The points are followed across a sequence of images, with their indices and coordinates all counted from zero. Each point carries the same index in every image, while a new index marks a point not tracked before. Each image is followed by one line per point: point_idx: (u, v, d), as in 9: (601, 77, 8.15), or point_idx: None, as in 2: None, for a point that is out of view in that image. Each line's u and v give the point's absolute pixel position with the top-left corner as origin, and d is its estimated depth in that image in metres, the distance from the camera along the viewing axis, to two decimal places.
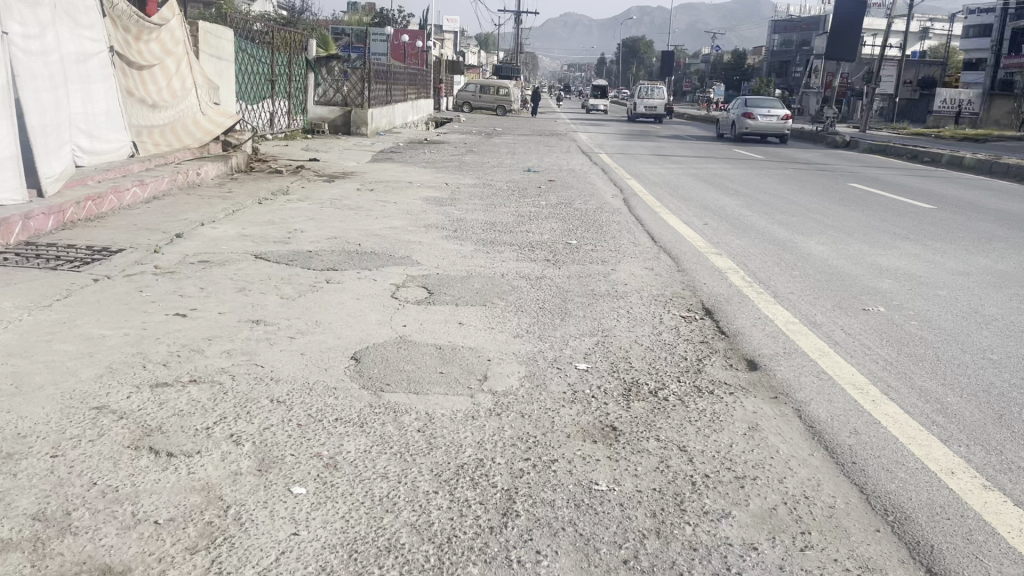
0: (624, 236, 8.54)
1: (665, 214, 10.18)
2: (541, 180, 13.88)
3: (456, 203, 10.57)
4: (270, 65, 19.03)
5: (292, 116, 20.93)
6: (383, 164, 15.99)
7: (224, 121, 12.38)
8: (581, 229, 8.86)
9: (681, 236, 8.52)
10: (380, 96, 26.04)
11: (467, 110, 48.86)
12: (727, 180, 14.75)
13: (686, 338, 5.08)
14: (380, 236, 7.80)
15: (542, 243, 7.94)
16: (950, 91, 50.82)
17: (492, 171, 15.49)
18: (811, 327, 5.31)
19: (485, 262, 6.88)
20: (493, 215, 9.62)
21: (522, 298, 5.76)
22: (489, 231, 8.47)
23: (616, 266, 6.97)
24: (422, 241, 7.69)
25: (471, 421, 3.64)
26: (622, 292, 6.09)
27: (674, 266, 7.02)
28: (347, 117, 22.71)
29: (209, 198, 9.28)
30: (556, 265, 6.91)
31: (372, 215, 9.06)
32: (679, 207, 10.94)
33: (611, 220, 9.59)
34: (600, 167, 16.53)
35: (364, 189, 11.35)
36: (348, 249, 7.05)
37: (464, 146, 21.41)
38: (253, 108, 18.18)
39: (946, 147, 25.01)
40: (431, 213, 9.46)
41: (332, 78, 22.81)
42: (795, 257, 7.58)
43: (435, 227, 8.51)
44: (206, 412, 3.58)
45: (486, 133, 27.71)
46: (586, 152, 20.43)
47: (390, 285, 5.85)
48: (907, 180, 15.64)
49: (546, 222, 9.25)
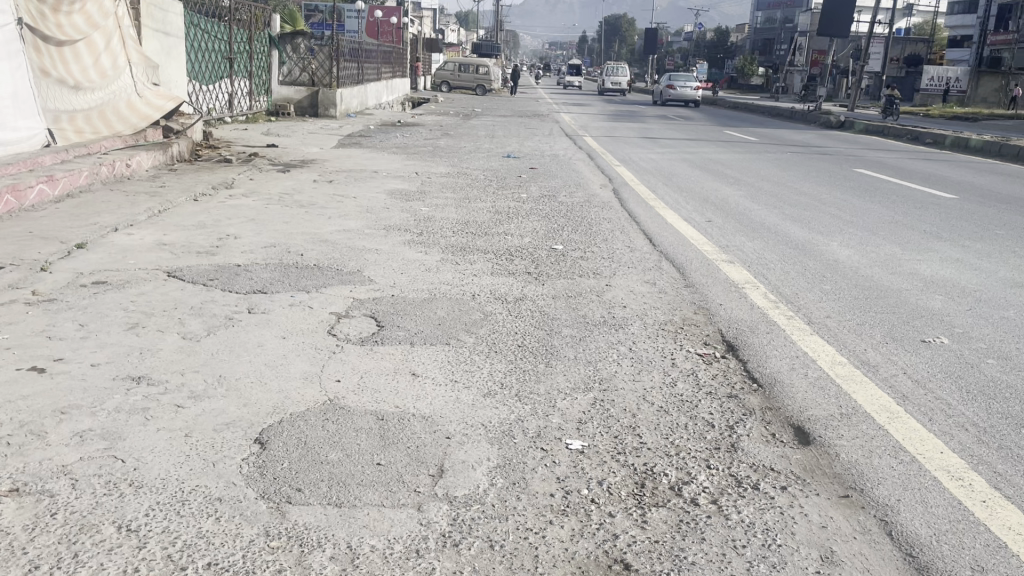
0: (617, 238, 7.35)
1: (660, 210, 9.00)
2: (522, 168, 12.64)
3: (425, 197, 9.33)
4: (228, 42, 17.67)
5: (253, 97, 19.57)
6: (349, 150, 14.70)
7: (164, 104, 11.06)
8: (567, 229, 7.68)
9: (681, 238, 7.34)
10: (351, 76, 24.64)
11: (446, 90, 47.41)
12: (724, 166, 13.55)
13: (708, 391, 3.90)
14: (329, 243, 6.56)
15: (522, 249, 6.75)
16: (939, 69, 49.69)
17: (468, 157, 14.22)
18: (866, 371, 4.15)
19: (451, 277, 5.68)
20: (466, 212, 8.40)
21: (494, 330, 4.57)
22: (460, 234, 7.25)
23: (610, 281, 5.80)
24: (379, 248, 6.47)
25: (413, 562, 2.44)
26: (618, 319, 4.92)
27: (680, 280, 5.85)
28: (314, 97, 21.31)
29: (136, 195, 8.02)
30: (537, 280, 5.73)
31: (325, 214, 7.82)
32: (675, 200, 9.75)
33: (599, 217, 8.41)
34: (585, 151, 15.29)
35: (323, 181, 10.08)
36: (286, 263, 5.83)
37: (440, 129, 20.08)
38: (209, 88, 16.84)
39: (945, 128, 23.81)
40: (395, 211, 8.23)
41: (298, 57, 21.54)
42: (820, 265, 6.42)
43: (397, 229, 7.29)
44: (7, 558, 2.36)
45: (464, 115, 26.36)
46: (569, 134, 19.16)
47: (328, 315, 4.64)
48: (916, 164, 14.52)
49: (527, 221, 8.05)
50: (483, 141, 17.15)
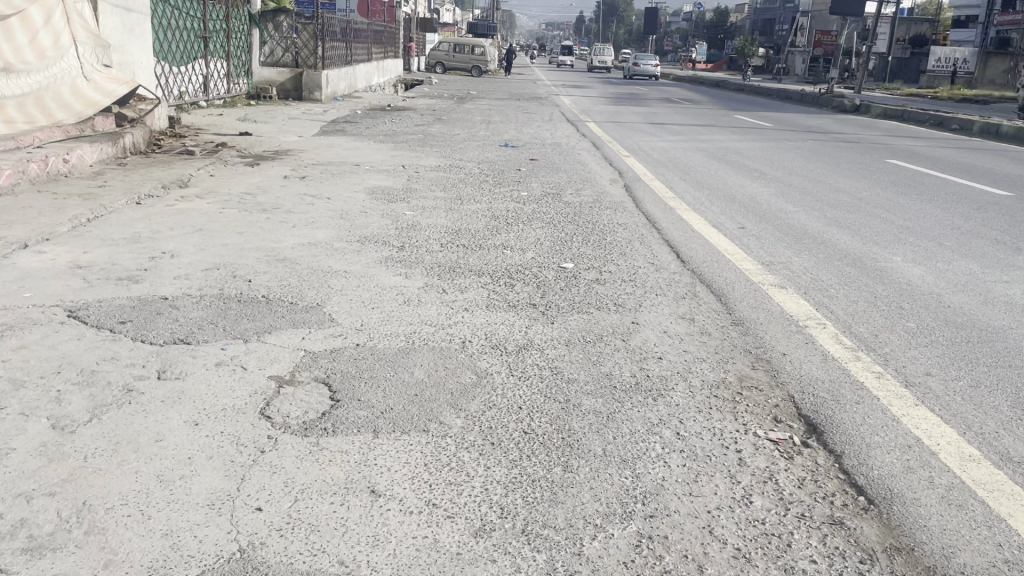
0: (637, 253, 6.16)
1: (683, 213, 7.78)
2: (521, 159, 11.41)
3: (411, 198, 8.10)
4: (201, 19, 16.41)
5: (230, 79, 18.29)
6: (331, 138, 13.43)
7: (116, 88, 9.81)
8: (576, 241, 6.49)
9: (714, 252, 6.13)
10: (339, 57, 23.33)
11: (440, 72, 46.05)
12: (745, 156, 12.34)
13: (798, 513, 2.69)
14: (287, 263, 5.35)
15: (523, 268, 5.57)
16: (946, 51, 48.42)
17: (461, 146, 12.97)
18: (1011, 474, 2.96)
19: (437, 313, 4.49)
20: (458, 217, 7.18)
21: (490, 403, 3.36)
22: (450, 247, 6.04)
23: (636, 316, 4.61)
24: (348, 270, 5.26)
25: None
26: (653, 379, 3.71)
27: (723, 315, 4.65)
28: (298, 79, 20.00)
29: (67, 198, 6.81)
30: (545, 317, 4.53)
31: (289, 222, 6.61)
32: (699, 199, 8.55)
33: (612, 224, 7.22)
34: (588, 140, 14.05)
35: (294, 178, 8.85)
36: (227, 295, 4.61)
37: (432, 113, 18.80)
38: (180, 70, 15.58)
39: (965, 112, 22.53)
40: (373, 216, 7.01)
41: (281, 36, 20.26)
42: (893, 290, 5.21)
43: (374, 241, 6.10)
44: None
45: (458, 98, 25.05)
46: (570, 120, 17.89)
47: (265, 383, 3.43)
48: (952, 154, 13.29)
49: (530, 229, 6.84)
50: (478, 128, 15.89)
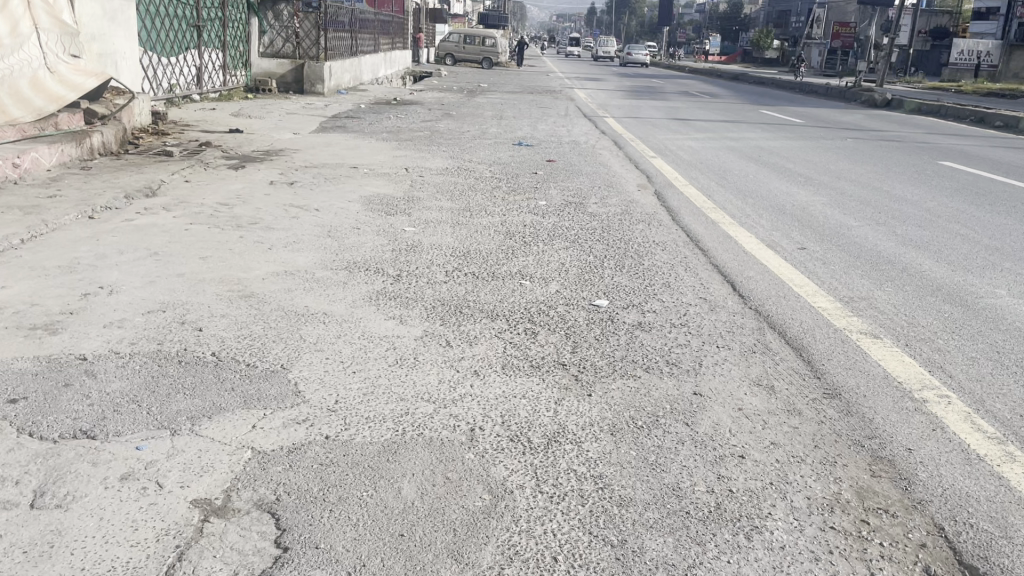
0: (684, 284, 5.08)
1: (728, 228, 6.69)
2: (537, 162, 10.35)
3: (413, 210, 7.05)
4: (194, 7, 15.37)
5: (226, 72, 17.25)
6: (330, 136, 12.39)
7: (86, 82, 8.80)
8: (608, 266, 5.43)
9: (778, 284, 5.05)
10: (343, 48, 22.25)
11: (450, 64, 44.98)
12: (783, 157, 11.23)
13: None
14: (255, 302, 4.29)
15: (547, 306, 4.52)
16: (968, 43, 47.07)
17: (471, 145, 11.91)
18: None
19: (438, 379, 3.44)
20: (468, 235, 6.13)
21: (512, 550, 2.28)
22: (458, 277, 4.98)
23: (697, 382, 3.55)
24: (329, 312, 4.21)
25: None
26: (741, 497, 2.63)
27: (810, 382, 3.58)
28: (300, 72, 18.95)
29: (6, 211, 5.77)
30: (579, 385, 3.45)
31: (266, 242, 5.56)
32: (744, 211, 7.47)
33: (648, 243, 6.14)
34: (609, 137, 12.97)
35: (282, 184, 7.81)
36: (165, 353, 3.55)
37: (440, 108, 17.73)
38: (170, 61, 14.55)
39: (1003, 108, 21.32)
40: (367, 234, 5.96)
41: (282, 25, 19.15)
42: (1016, 341, 4.12)
43: (364, 268, 5.06)
44: None
45: (468, 91, 23.95)
46: (588, 115, 16.78)
47: (183, 516, 2.35)
48: (1009, 155, 12.15)
49: (552, 251, 5.77)
50: (489, 124, 14.81)
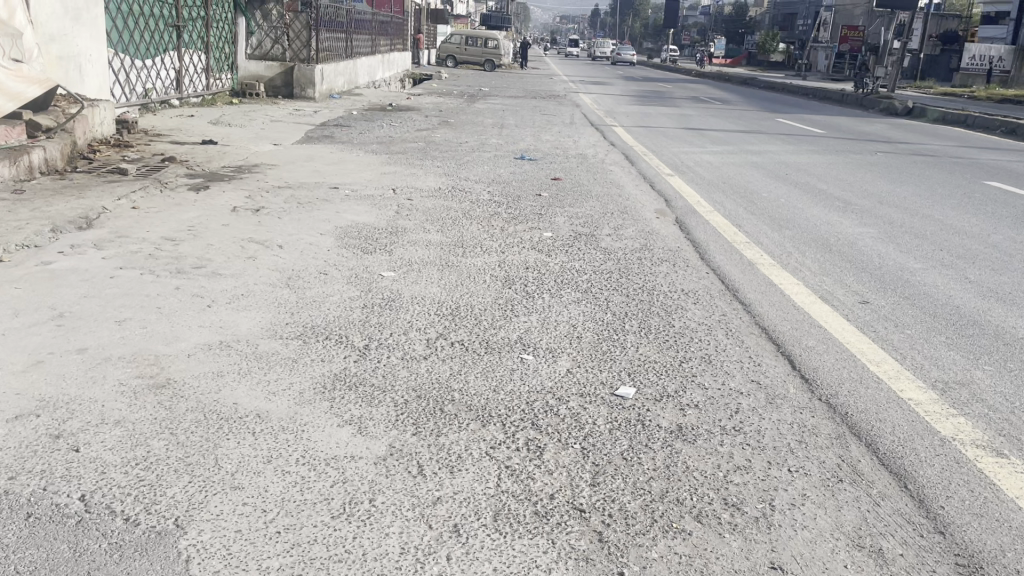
0: (728, 359, 4.02)
1: (770, 272, 5.62)
2: (542, 180, 9.29)
3: (396, 245, 5.98)
4: (172, 6, 14.31)
5: (209, 75, 16.19)
6: (315, 147, 11.33)
7: (26, 91, 7.76)
8: (629, 331, 4.36)
9: (849, 362, 3.98)
10: (338, 50, 21.17)
11: (451, 66, 43.99)
12: (813, 176, 10.16)
13: None
14: (166, 398, 3.22)
15: (554, 397, 3.45)
16: (982, 48, 45.84)
17: (469, 159, 10.86)
18: None
19: (400, 543, 2.38)
20: (460, 283, 5.06)
21: None
22: (443, 351, 3.90)
23: (774, 546, 2.47)
24: (264, 414, 3.14)
25: None
26: None
27: (935, 546, 2.52)
28: (289, 75, 17.90)
29: None
30: (605, 555, 2.38)
31: (207, 296, 4.50)
32: (783, 248, 6.41)
33: (675, 295, 5.07)
34: (620, 150, 11.93)
35: (246, 211, 6.75)
36: (8, 500, 2.48)
37: (437, 115, 16.65)
38: (145, 64, 13.50)
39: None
40: (336, 282, 4.89)
41: (270, 25, 17.93)
42: None
43: (323, 336, 4.00)
44: None
45: (469, 96, 22.90)
46: (596, 124, 15.74)
47: None
48: None
49: (561, 307, 4.70)
50: (489, 134, 13.74)
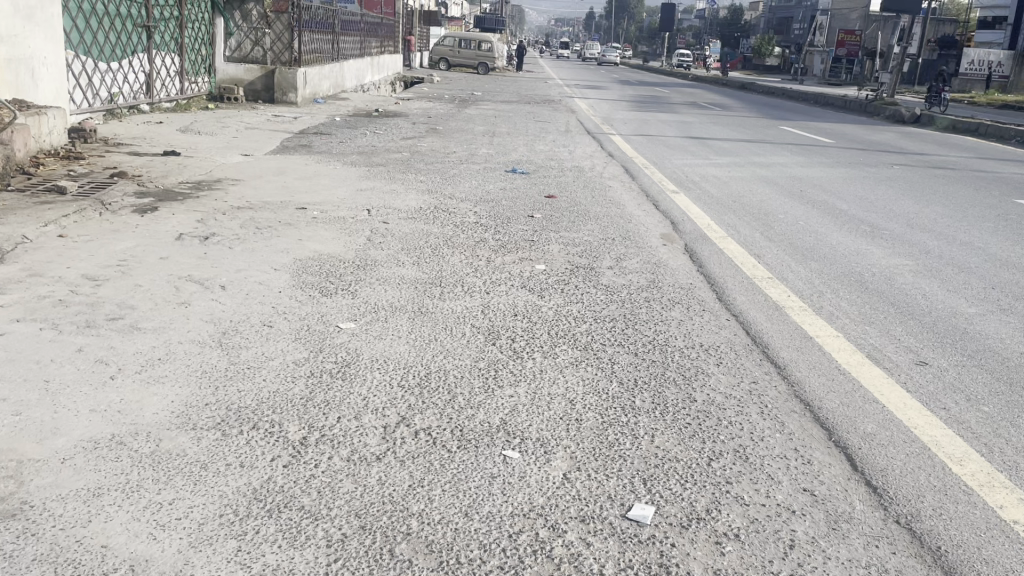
0: (768, 454, 3.15)
1: (804, 321, 4.75)
2: (535, 199, 8.43)
3: (363, 283, 5.10)
4: (141, 5, 13.41)
5: (183, 78, 15.28)
6: (289, 158, 10.46)
7: None
8: (640, 409, 3.49)
9: (924, 463, 3.11)
10: (323, 52, 20.28)
11: (445, 68, 43.06)
12: (830, 193, 9.32)
13: None
14: (8, 540, 2.33)
15: (544, 525, 2.57)
16: (983, 52, 45.04)
17: (456, 173, 9.99)
18: None
19: None
20: (433, 337, 4.18)
21: None
22: (403, 448, 3.02)
23: None
24: (140, 568, 2.25)
25: None
26: None
27: None
28: (269, 78, 17.00)
29: None
30: None
31: (114, 361, 3.62)
32: (812, 287, 5.55)
33: (693, 353, 4.20)
34: (619, 162, 11.07)
35: (193, 239, 5.87)
36: None
37: (425, 122, 15.76)
38: (110, 67, 12.60)
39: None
40: (283, 340, 4.01)
41: (250, 26, 16.96)
42: None
43: (248, 422, 3.13)
44: None
45: (460, 100, 22.03)
46: (593, 132, 14.88)
47: None
48: None
49: (556, 373, 3.82)
50: (479, 143, 12.87)
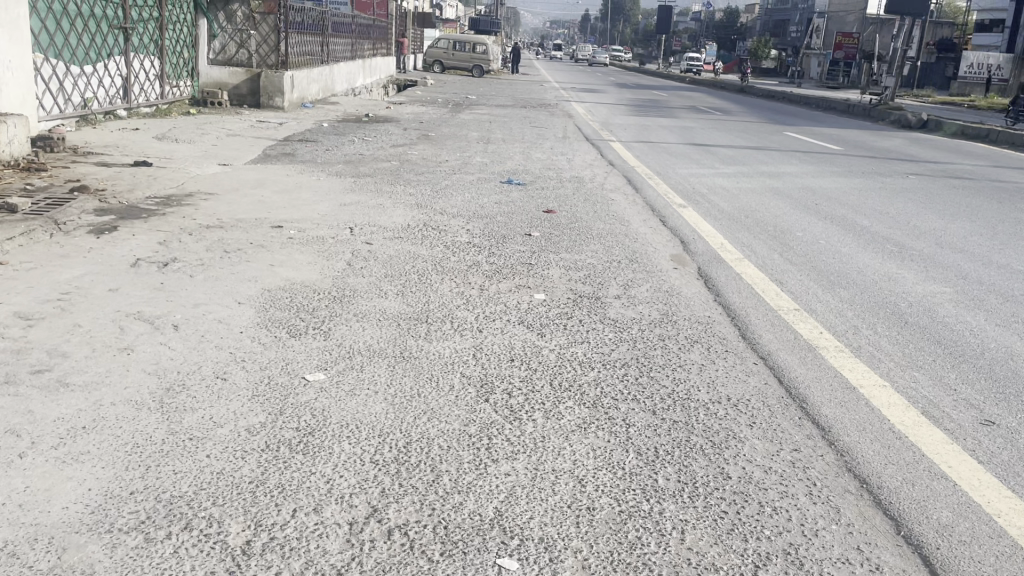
0: (829, 557, 2.54)
1: (843, 367, 4.14)
2: (532, 214, 7.82)
3: (339, 320, 4.49)
4: (118, 5, 12.77)
5: (164, 82, 14.64)
6: (270, 168, 9.83)
7: None
8: (665, 491, 2.88)
9: (1019, 570, 2.50)
10: (312, 55, 19.66)
11: (439, 71, 42.49)
12: (848, 207, 8.73)
13: None
14: None
15: None
16: (981, 55, 44.61)
17: (448, 184, 9.37)
18: None
19: None
20: (416, 392, 3.56)
21: None
22: (372, 557, 2.40)
23: None
24: None
25: None
26: None
27: None
28: (255, 82, 16.36)
29: None
30: None
31: (27, 431, 3.01)
32: (845, 320, 4.94)
33: (720, 411, 3.59)
34: (622, 172, 10.48)
35: (151, 266, 5.26)
36: None
37: (417, 128, 15.15)
38: (84, 71, 11.97)
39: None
40: (236, 398, 3.39)
41: (235, 27, 16.39)
42: None
43: (178, 519, 2.52)
44: None
45: (454, 105, 21.42)
46: (592, 139, 14.28)
47: None
48: None
49: (561, 440, 3.21)
50: (474, 150, 12.26)
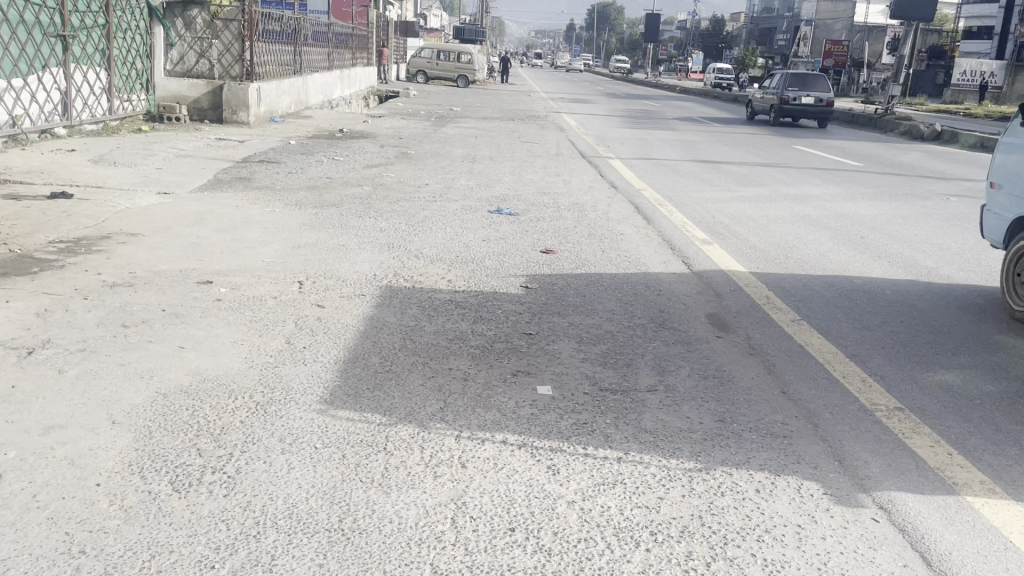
0: None
1: (1012, 534, 2.75)
2: (528, 257, 6.42)
3: (255, 454, 3.04)
4: (54, 11, 11.34)
5: (112, 96, 13.16)
6: (218, 198, 8.40)
7: None
8: None
9: None
10: (283, 67, 18.20)
11: (422, 81, 41.01)
12: (901, 241, 7.36)
13: None
14: None
15: None
16: (973, 62, 43.73)
17: (427, 215, 7.97)
18: None
19: None
20: None
21: None
22: None
23: None
24: None
25: None
26: None
27: None
28: (216, 95, 14.90)
29: None
30: None
31: None
32: (974, 428, 3.55)
33: None
34: (628, 199, 9.09)
35: (9, 356, 3.81)
36: None
37: (394, 145, 13.71)
38: (11, 85, 10.50)
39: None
40: None
41: (194, 36, 14.89)
42: None
43: None
44: None
45: (437, 118, 20.00)
46: (589, 156, 12.89)
47: None
48: None
49: None
50: (457, 172, 10.87)
